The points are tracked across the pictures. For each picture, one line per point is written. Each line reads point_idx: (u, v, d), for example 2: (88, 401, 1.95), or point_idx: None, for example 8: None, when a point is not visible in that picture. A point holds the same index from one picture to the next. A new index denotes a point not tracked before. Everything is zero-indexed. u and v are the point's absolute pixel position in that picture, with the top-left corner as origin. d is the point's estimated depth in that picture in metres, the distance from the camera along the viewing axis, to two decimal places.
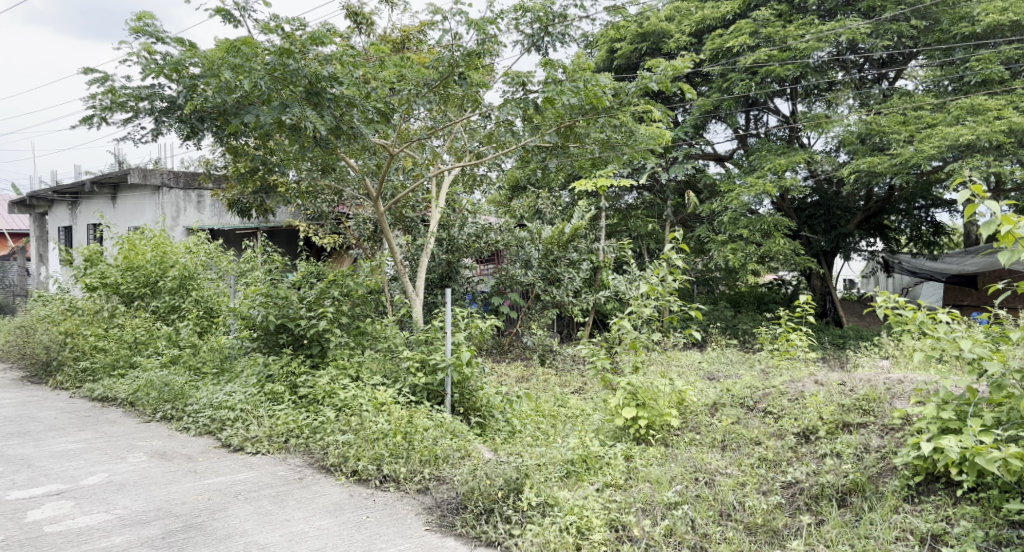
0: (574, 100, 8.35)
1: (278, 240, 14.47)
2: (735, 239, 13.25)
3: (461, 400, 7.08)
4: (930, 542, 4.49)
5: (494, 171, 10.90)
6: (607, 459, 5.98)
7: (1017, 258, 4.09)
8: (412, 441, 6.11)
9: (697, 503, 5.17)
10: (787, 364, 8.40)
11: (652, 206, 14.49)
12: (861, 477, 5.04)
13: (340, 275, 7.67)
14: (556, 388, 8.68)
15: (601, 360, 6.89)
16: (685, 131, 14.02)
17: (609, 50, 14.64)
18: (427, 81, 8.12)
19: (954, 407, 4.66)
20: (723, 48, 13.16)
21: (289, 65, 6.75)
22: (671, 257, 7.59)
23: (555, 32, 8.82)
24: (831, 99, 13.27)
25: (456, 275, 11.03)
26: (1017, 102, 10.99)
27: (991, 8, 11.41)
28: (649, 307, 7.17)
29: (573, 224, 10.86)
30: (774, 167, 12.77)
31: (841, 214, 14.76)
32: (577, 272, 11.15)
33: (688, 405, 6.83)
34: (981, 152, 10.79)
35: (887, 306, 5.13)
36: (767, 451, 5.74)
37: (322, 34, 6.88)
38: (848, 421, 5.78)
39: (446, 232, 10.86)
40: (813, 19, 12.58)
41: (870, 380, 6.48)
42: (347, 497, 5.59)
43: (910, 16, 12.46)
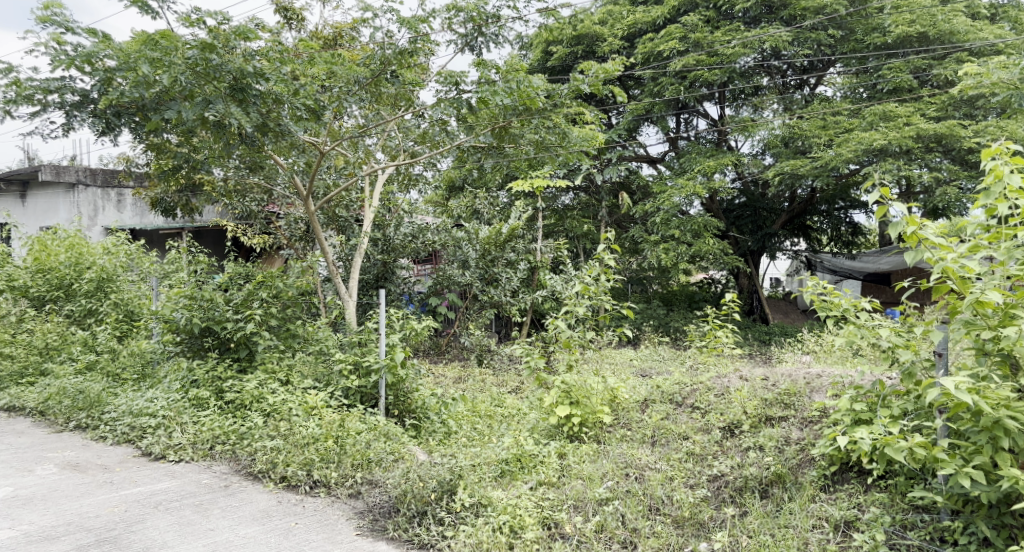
0: (507, 101, 8.39)
1: (203, 240, 14.13)
2: (667, 239, 13.50)
3: (395, 402, 7.05)
4: (844, 529, 4.70)
5: (429, 170, 10.86)
6: (541, 457, 6.07)
7: (921, 256, 4.29)
8: (344, 445, 6.05)
9: (628, 499, 5.28)
10: (715, 360, 8.65)
11: (588, 207, 14.68)
12: (781, 469, 5.21)
13: (269, 276, 7.50)
14: (493, 388, 8.71)
15: (536, 360, 6.96)
16: (618, 133, 14.22)
17: (543, 51, 14.77)
18: (358, 80, 8.02)
19: (866, 399, 4.84)
20: (654, 52, 13.38)
21: (212, 60, 6.59)
22: (604, 257, 7.71)
23: (488, 32, 8.84)
24: (756, 103, 13.70)
25: (391, 275, 10.98)
26: (925, 109, 11.54)
27: (900, 20, 11.97)
28: (582, 307, 7.30)
29: (510, 225, 10.88)
30: (703, 169, 13.10)
31: (767, 214, 15.23)
32: (514, 272, 11.20)
33: (621, 402, 6.97)
34: (893, 156, 11.29)
35: (814, 291, 5.13)
36: (694, 446, 5.88)
37: (247, 28, 6.72)
38: (770, 414, 5.98)
39: (381, 233, 10.77)
40: (739, 25, 12.89)
41: (791, 375, 6.71)
42: (275, 504, 5.50)
43: (828, 26, 12.97)
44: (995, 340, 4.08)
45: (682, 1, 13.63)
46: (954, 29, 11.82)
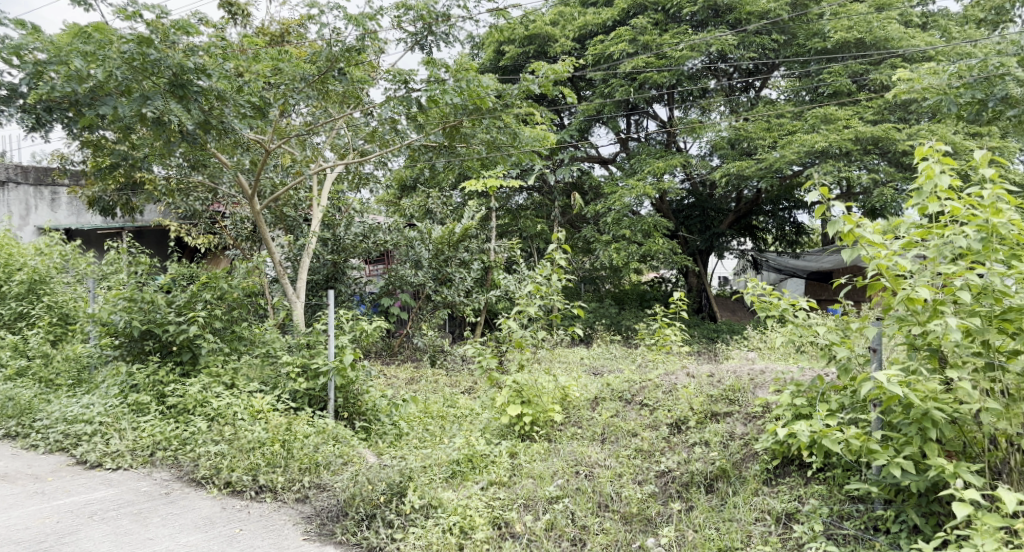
0: (457, 100, 8.38)
1: (145, 240, 13.79)
2: (618, 239, 13.64)
3: (345, 405, 6.99)
4: (785, 520, 4.82)
5: (380, 170, 10.79)
6: (492, 457, 6.09)
7: (858, 254, 4.41)
8: (291, 449, 5.97)
9: (577, 496, 5.34)
10: (664, 357, 8.79)
11: (541, 207, 14.74)
12: (726, 464, 5.33)
13: (213, 277, 7.36)
14: (446, 388, 8.71)
15: (487, 360, 7.00)
16: (570, 133, 14.31)
17: (495, 51, 14.77)
18: (304, 76, 7.93)
19: (806, 394, 4.97)
20: (604, 54, 13.50)
21: (149, 55, 6.44)
22: (555, 256, 7.77)
23: (439, 31, 8.81)
24: (704, 106, 13.94)
25: (342, 276, 10.88)
26: (864, 113, 11.91)
27: (839, 26, 12.34)
28: (534, 306, 7.35)
29: (463, 225, 10.82)
30: (653, 170, 13.28)
31: (715, 215, 15.51)
32: (467, 272, 11.19)
33: (572, 400, 7.04)
34: (833, 159, 11.62)
35: (753, 293, 5.20)
36: (643, 442, 5.97)
37: (187, 23, 6.60)
38: (716, 410, 6.10)
39: (331, 232, 10.68)
40: (686, 28, 13.10)
41: (735, 372, 6.87)
42: (218, 511, 5.41)
43: (771, 30, 13.27)
44: (924, 335, 4.20)
45: (631, 3, 13.79)
46: (888, 35, 12.21)
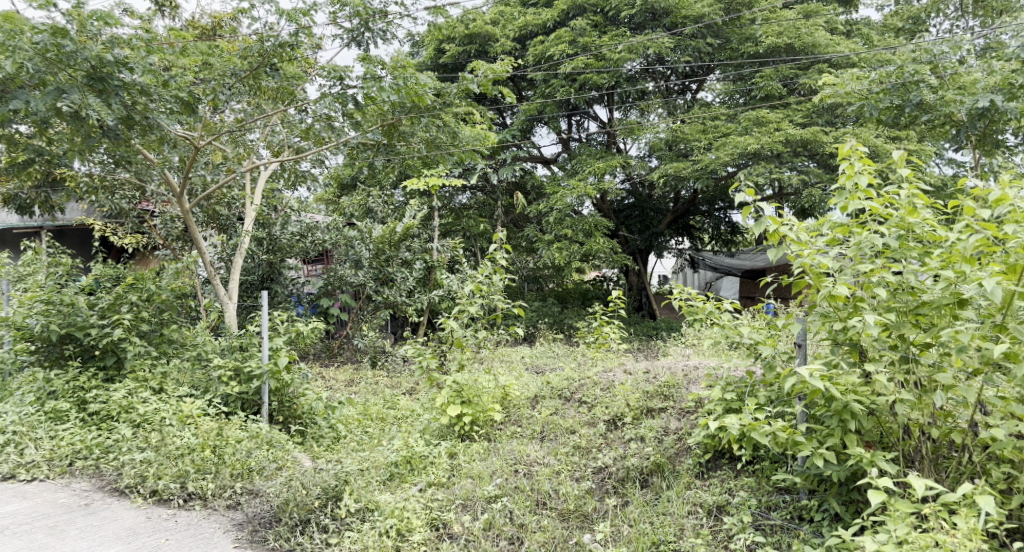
0: (394, 98, 8.33)
1: (67, 241, 13.31)
2: (560, 239, 13.73)
3: (280, 408, 6.87)
4: (716, 513, 4.94)
5: (318, 168, 10.63)
6: (431, 458, 6.07)
7: (784, 253, 4.54)
8: (222, 455, 5.85)
9: (516, 495, 5.38)
10: (603, 356, 8.89)
11: (484, 206, 14.73)
12: (660, 459, 5.43)
13: (138, 279, 7.15)
14: (386, 390, 8.62)
15: (427, 360, 7.02)
16: (512, 133, 14.36)
17: (435, 50, 14.72)
18: (234, 71, 7.78)
19: (736, 389, 5.10)
20: (545, 55, 13.54)
21: (64, 46, 6.22)
22: (496, 256, 7.80)
23: (376, 28, 8.73)
24: (642, 107, 14.13)
25: (278, 276, 10.69)
26: (794, 116, 12.30)
27: (770, 31, 12.71)
28: (474, 306, 7.35)
29: (404, 224, 10.72)
30: (593, 170, 13.41)
31: (654, 215, 15.78)
32: (409, 272, 11.10)
33: (512, 399, 7.06)
34: (765, 160, 11.93)
35: (682, 296, 5.30)
36: (580, 439, 6.04)
37: (106, 13, 6.44)
38: (651, 406, 6.22)
39: (266, 231, 10.49)
40: (625, 30, 13.25)
41: (670, 368, 7.01)
42: (143, 521, 5.25)
43: (706, 34, 13.57)
44: (845, 331, 4.35)
45: (570, 5, 13.92)
46: (815, 41, 12.52)
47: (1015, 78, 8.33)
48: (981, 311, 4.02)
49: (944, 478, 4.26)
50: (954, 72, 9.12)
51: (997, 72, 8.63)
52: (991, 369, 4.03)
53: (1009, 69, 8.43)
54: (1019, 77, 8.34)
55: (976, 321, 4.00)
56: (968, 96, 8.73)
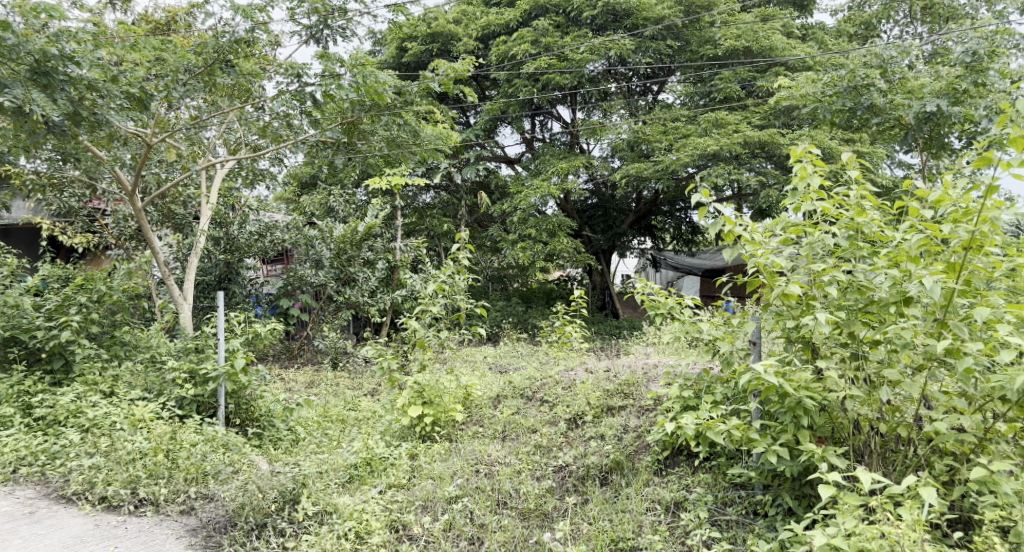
0: (353, 95, 8.28)
1: (14, 241, 12.97)
2: (524, 239, 13.74)
3: (237, 411, 6.77)
4: (673, 509, 4.99)
5: (277, 166, 10.49)
6: (391, 460, 6.05)
7: (738, 253, 4.60)
8: (175, 459, 5.74)
9: (476, 495, 5.38)
10: (565, 355, 8.93)
11: (447, 206, 14.67)
12: (619, 456, 5.47)
13: (87, 279, 7.06)
14: (347, 391, 8.54)
15: (388, 361, 6.99)
16: (475, 132, 14.36)
17: (398, 48, 14.63)
18: (188, 67, 7.65)
19: (693, 387, 5.15)
20: (507, 55, 13.53)
21: (6, 39, 6.06)
22: (458, 256, 7.79)
23: (335, 25, 8.65)
24: (605, 108, 14.23)
25: (236, 276, 10.53)
26: (752, 118, 12.48)
27: (728, 34, 12.90)
28: (436, 306, 7.33)
29: (366, 223, 10.62)
30: (557, 170, 13.44)
31: (616, 215, 15.89)
32: (372, 272, 11.00)
33: (474, 399, 7.05)
34: (724, 161, 12.07)
35: (643, 292, 5.33)
36: (542, 438, 6.05)
37: (52, 6, 6.29)
38: (611, 405, 6.26)
39: (223, 231, 10.33)
40: (587, 31, 13.30)
41: (630, 367, 7.06)
42: (91, 528, 5.13)
43: (666, 36, 13.71)
44: (798, 328, 4.42)
45: (532, 6, 13.95)
46: (772, 45, 12.58)
47: (960, 83, 8.56)
48: (924, 308, 4.11)
49: (891, 472, 4.35)
50: (902, 78, 9.24)
51: (943, 77, 8.85)
52: (934, 365, 4.13)
53: (954, 74, 8.67)
54: (963, 82, 8.57)
55: (920, 318, 4.09)
56: (915, 100, 8.95)
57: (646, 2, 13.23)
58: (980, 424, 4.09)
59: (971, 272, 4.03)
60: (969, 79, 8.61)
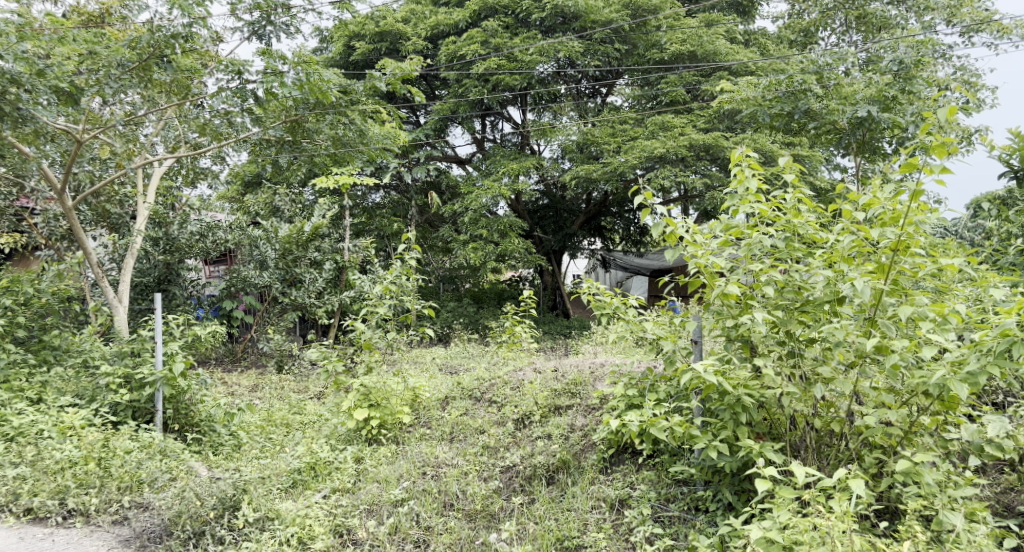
0: (296, 93, 8.19)
1: None
2: (475, 239, 13.70)
3: (175, 416, 6.59)
4: (618, 507, 5.02)
5: (219, 165, 10.30)
6: (336, 464, 5.97)
7: (680, 254, 4.66)
8: (108, 467, 5.57)
9: (422, 497, 5.35)
10: (514, 355, 8.92)
11: (397, 206, 14.55)
12: (566, 455, 5.49)
13: (13, 281, 6.88)
14: (292, 395, 8.38)
15: (333, 363, 6.90)
16: (425, 132, 14.26)
17: (345, 46, 14.42)
18: (121, 62, 7.41)
19: (638, 385, 5.18)
20: (457, 54, 13.45)
21: None
22: (406, 257, 7.70)
23: (279, 22, 8.50)
24: (555, 110, 14.30)
25: (176, 277, 10.27)
26: (697, 121, 12.70)
27: (674, 39, 13.17)
28: (383, 307, 7.25)
29: (313, 223, 10.46)
30: (508, 171, 13.45)
31: (567, 215, 15.98)
32: (319, 273, 10.80)
33: (422, 401, 7.00)
34: (670, 164, 12.21)
35: (589, 293, 5.35)
36: (489, 439, 6.03)
37: None
38: (558, 404, 6.28)
39: (162, 231, 10.06)
40: (536, 33, 13.32)
41: (578, 366, 7.09)
42: (15, 542, 4.93)
43: (614, 39, 13.85)
44: (737, 327, 4.49)
45: (481, 6, 13.89)
46: (716, 49, 13.08)
47: (888, 91, 8.80)
48: (856, 307, 4.21)
49: (825, 466, 4.45)
50: (836, 84, 9.48)
51: (873, 84, 9.09)
52: (866, 361, 4.23)
53: (882, 82, 8.93)
54: (891, 89, 8.83)
55: (851, 317, 4.19)
56: (849, 106, 8.99)
57: (594, 5, 13.25)
58: (905, 418, 4.20)
59: (898, 272, 4.14)
60: (897, 87, 8.89)
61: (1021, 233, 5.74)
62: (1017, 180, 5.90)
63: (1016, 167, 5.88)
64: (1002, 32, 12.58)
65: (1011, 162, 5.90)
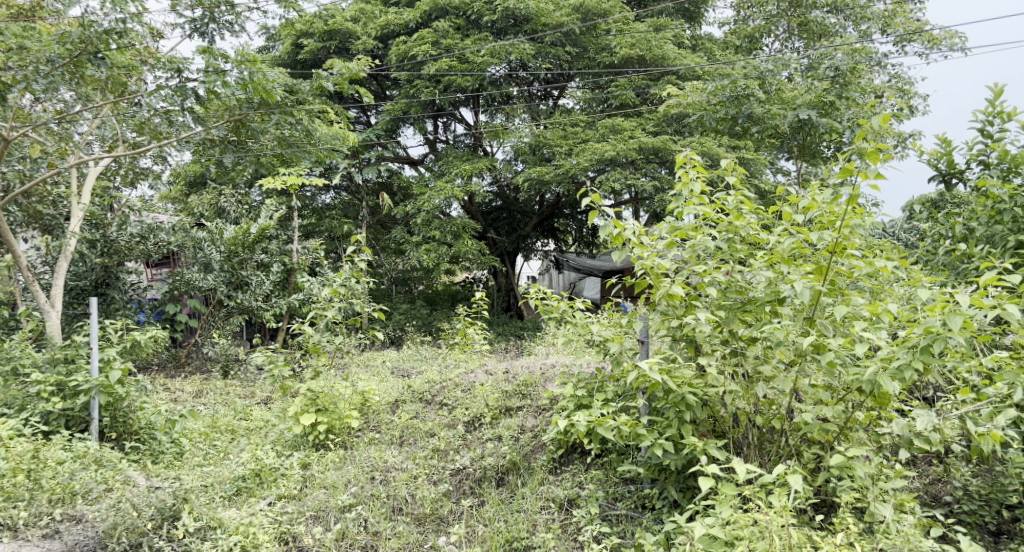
0: (240, 92, 8.04)
1: None
2: (428, 240, 13.59)
3: (112, 425, 6.39)
4: (567, 506, 5.02)
5: (160, 166, 10.02)
6: (282, 470, 5.85)
7: (627, 255, 4.66)
8: (39, 479, 5.36)
9: (371, 502, 5.28)
10: (465, 358, 8.87)
11: (348, 207, 14.36)
12: (516, 457, 5.47)
13: None
14: (238, 401, 8.19)
15: (280, 368, 6.74)
16: (376, 133, 14.11)
17: (293, 44, 14.16)
18: (52, 58, 7.20)
19: (587, 386, 5.18)
20: (407, 55, 13.32)
21: None
22: (355, 260, 7.56)
23: (222, 19, 8.31)
24: (508, 112, 14.36)
25: (114, 280, 9.98)
26: (646, 124, 12.82)
27: (623, 42, 13.30)
28: (332, 311, 7.12)
29: (260, 225, 10.24)
30: (460, 172, 13.39)
31: (521, 217, 15.99)
32: (266, 275, 10.57)
33: (371, 405, 6.91)
34: (621, 167, 12.28)
35: (537, 296, 5.35)
36: (440, 442, 5.97)
37: None
38: (509, 405, 6.27)
39: (100, 232, 9.74)
40: (487, 35, 13.27)
41: (528, 368, 7.07)
42: None
43: (565, 42, 13.82)
44: (682, 327, 4.52)
45: (432, 6, 13.74)
46: (664, 54, 13.20)
47: (827, 96, 9.00)
48: (795, 308, 4.27)
49: (766, 461, 4.51)
50: (778, 89, 9.66)
51: (813, 90, 9.28)
52: (805, 359, 4.30)
53: (821, 88, 9.12)
54: (829, 95, 9.05)
55: (791, 316, 4.26)
56: (790, 110, 9.17)
57: (545, 8, 13.26)
58: (841, 413, 4.29)
59: (836, 273, 4.23)
60: (834, 92, 9.09)
61: (950, 234, 5.92)
62: (946, 183, 6.07)
63: (944, 171, 6.05)
64: (933, 43, 13.02)
65: (940, 166, 6.07)
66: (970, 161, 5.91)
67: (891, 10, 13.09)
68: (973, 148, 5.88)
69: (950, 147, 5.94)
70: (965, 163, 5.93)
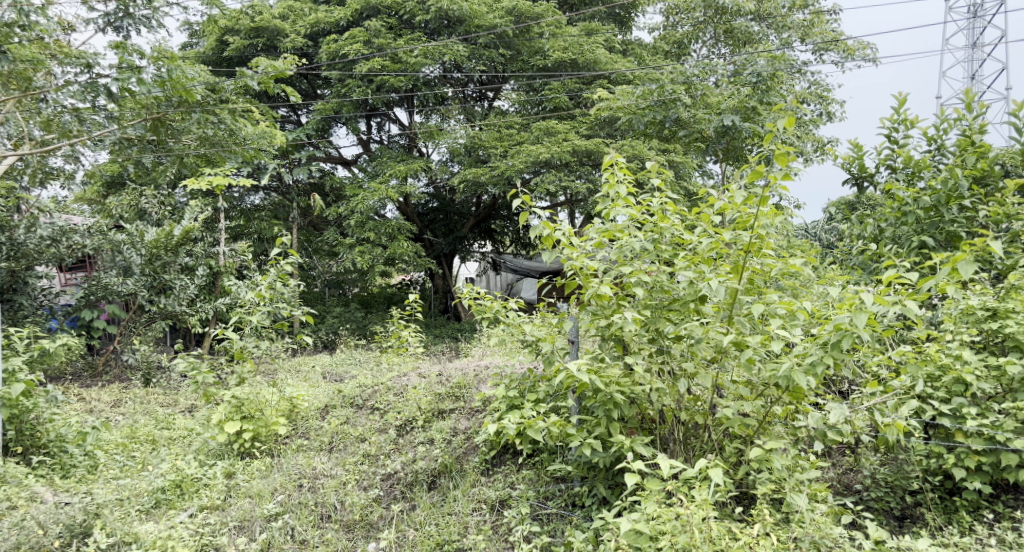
0: (157, 91, 7.74)
1: None
2: (362, 242, 13.33)
3: (17, 438, 6.12)
4: (498, 508, 4.98)
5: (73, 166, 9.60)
6: (205, 480, 5.64)
7: (557, 256, 4.64)
8: None
9: (298, 510, 5.14)
10: (398, 360, 8.74)
11: (279, 209, 13.83)
12: (448, 460, 5.41)
13: None
14: (159, 409, 7.88)
15: (203, 375, 6.43)
16: (307, 133, 13.82)
17: (219, 41, 13.74)
18: None
19: (519, 386, 5.14)
20: (338, 54, 13.08)
21: None
22: (282, 264, 7.32)
23: (138, 14, 8.00)
24: (442, 113, 14.26)
25: (21, 287, 9.59)
26: (579, 127, 12.92)
27: (556, 46, 13.50)
28: (258, 316, 6.87)
29: (183, 226, 9.84)
30: (395, 173, 13.23)
31: (457, 219, 15.88)
32: (191, 279, 10.14)
33: (300, 411, 6.74)
34: (555, 169, 12.32)
35: (470, 297, 5.27)
36: (370, 447, 5.86)
37: None
38: (442, 408, 6.19)
39: (5, 236, 9.30)
40: (420, 35, 13.16)
41: (462, 370, 7.00)
42: None
43: (498, 44, 13.84)
44: (609, 327, 4.54)
45: (363, 5, 13.52)
46: (597, 58, 13.33)
47: (749, 102, 9.21)
48: (716, 306, 4.34)
49: (691, 457, 4.58)
50: (702, 94, 9.95)
51: (736, 95, 9.49)
52: (725, 357, 4.38)
53: (744, 93, 9.31)
54: (751, 100, 9.24)
55: (712, 315, 4.32)
56: (715, 115, 9.55)
57: (477, 10, 13.25)
58: (760, 409, 4.37)
59: (752, 273, 4.32)
60: (756, 98, 9.31)
61: (864, 233, 6.11)
62: (859, 186, 6.26)
63: (856, 174, 6.24)
64: (847, 53, 13.47)
65: (853, 169, 6.26)
66: (879, 165, 6.12)
67: (810, 20, 13.53)
68: (882, 153, 6.09)
69: (862, 152, 6.14)
70: (875, 166, 6.13)
